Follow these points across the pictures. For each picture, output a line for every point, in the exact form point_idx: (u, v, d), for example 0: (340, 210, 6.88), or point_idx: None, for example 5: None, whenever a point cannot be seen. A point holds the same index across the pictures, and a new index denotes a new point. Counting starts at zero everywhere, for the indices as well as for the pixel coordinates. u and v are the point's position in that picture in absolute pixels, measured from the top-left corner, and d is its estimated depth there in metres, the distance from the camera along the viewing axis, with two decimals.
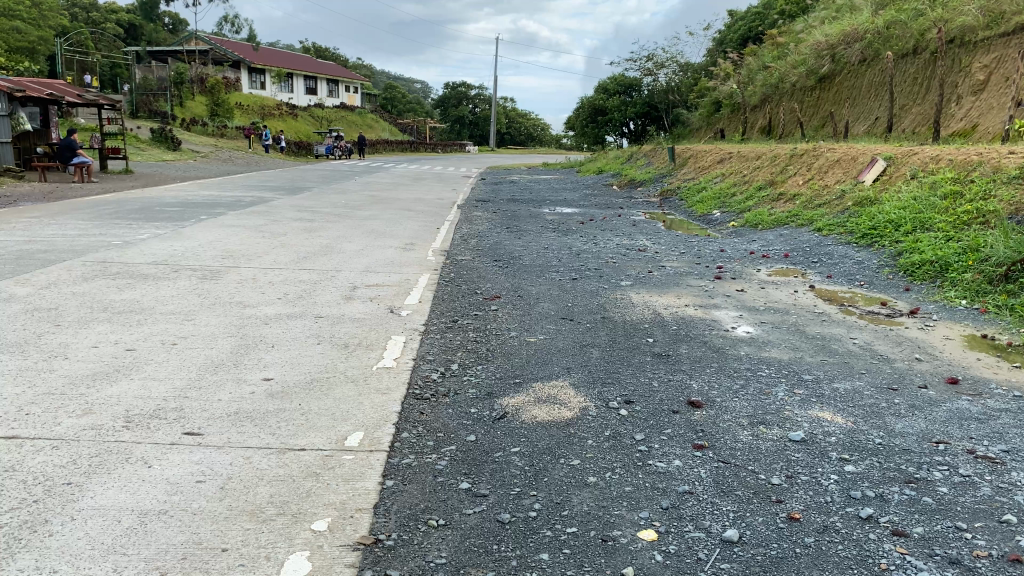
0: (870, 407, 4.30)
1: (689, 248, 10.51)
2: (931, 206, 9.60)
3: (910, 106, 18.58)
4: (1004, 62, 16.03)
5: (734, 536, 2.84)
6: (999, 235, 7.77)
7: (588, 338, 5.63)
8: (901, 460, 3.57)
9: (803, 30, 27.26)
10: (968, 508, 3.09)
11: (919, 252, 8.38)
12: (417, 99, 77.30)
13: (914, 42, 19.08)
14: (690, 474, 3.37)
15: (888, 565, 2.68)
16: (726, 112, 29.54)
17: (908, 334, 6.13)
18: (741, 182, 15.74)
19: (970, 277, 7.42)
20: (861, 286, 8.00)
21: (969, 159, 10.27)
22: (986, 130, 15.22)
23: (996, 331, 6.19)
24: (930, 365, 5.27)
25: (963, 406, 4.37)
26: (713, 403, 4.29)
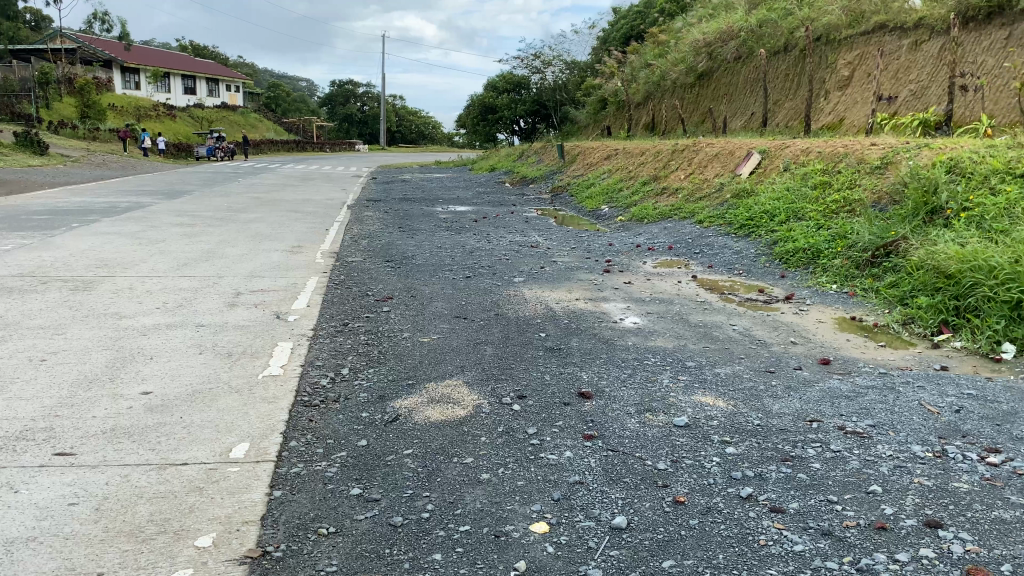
0: (749, 390, 4.51)
1: (580, 243, 10.72)
2: (802, 197, 10.11)
3: (782, 101, 19.59)
4: (866, 59, 17.04)
5: (623, 523, 2.91)
6: (863, 224, 8.26)
7: (480, 335, 5.66)
8: (777, 439, 3.74)
9: (683, 29, 28.06)
10: (838, 481, 3.28)
11: (792, 240, 8.82)
12: (303, 99, 75.77)
13: (785, 41, 20.04)
14: (581, 464, 3.45)
15: (767, 540, 2.81)
16: (612, 110, 30.23)
17: (784, 319, 6.45)
18: (627, 177, 16.16)
19: (839, 263, 7.85)
20: (740, 274, 8.35)
21: (835, 152, 10.86)
22: (852, 124, 16.24)
23: (863, 313, 6.59)
24: (803, 347, 5.56)
25: (834, 385, 4.64)
26: (603, 393, 4.39)
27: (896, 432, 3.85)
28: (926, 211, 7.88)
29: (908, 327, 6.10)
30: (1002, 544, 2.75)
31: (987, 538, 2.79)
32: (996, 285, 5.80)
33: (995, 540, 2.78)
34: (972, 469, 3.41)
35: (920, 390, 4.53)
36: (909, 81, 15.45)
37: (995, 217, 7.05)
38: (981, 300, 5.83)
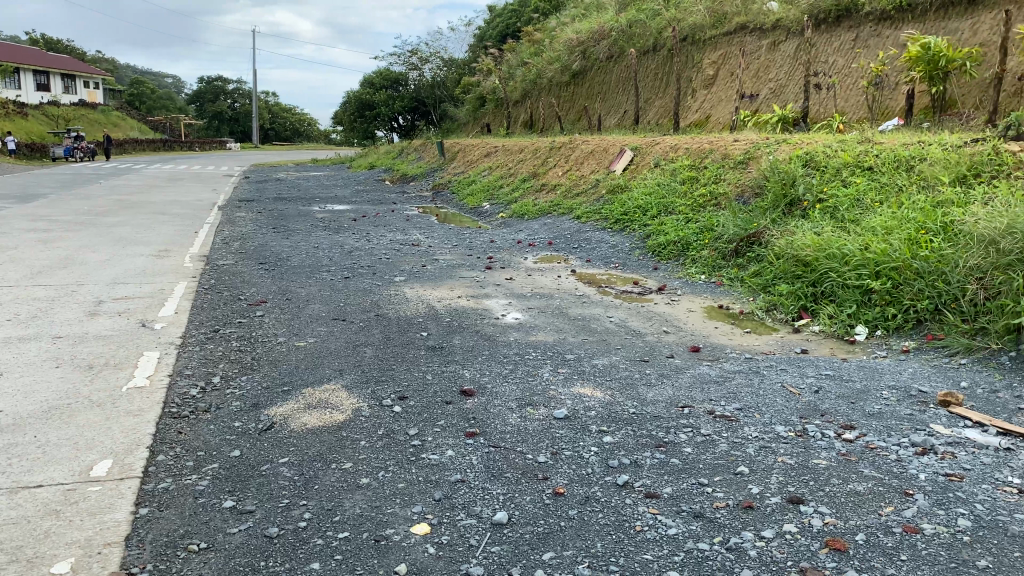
0: (626, 379, 4.63)
1: (461, 240, 10.72)
2: (672, 191, 10.47)
3: (652, 99, 20.24)
4: (729, 59, 17.81)
5: (504, 518, 2.93)
6: (729, 216, 8.63)
7: (360, 337, 5.57)
8: (652, 426, 3.86)
9: (557, 27, 28.46)
10: (708, 464, 3.41)
11: (664, 233, 9.12)
12: (170, 96, 72.41)
13: (654, 40, 20.68)
14: (462, 462, 3.44)
15: (642, 526, 2.89)
16: (491, 107, 30.40)
17: (657, 309, 6.67)
18: (506, 174, 16.29)
19: (707, 254, 8.17)
20: (616, 268, 8.56)
21: (702, 147, 11.32)
22: (718, 120, 16.97)
23: (731, 301, 6.89)
24: (676, 336, 5.76)
25: (705, 371, 4.83)
26: (484, 390, 4.41)
27: (761, 414, 4.05)
28: (785, 203, 8.32)
29: (771, 313, 6.42)
30: (856, 514, 2.93)
31: (843, 511, 2.97)
32: (848, 271, 6.19)
33: (850, 511, 2.96)
34: (829, 445, 3.62)
35: (783, 373, 4.78)
36: (768, 80, 16.25)
37: (846, 207, 7.52)
38: (835, 286, 6.21)
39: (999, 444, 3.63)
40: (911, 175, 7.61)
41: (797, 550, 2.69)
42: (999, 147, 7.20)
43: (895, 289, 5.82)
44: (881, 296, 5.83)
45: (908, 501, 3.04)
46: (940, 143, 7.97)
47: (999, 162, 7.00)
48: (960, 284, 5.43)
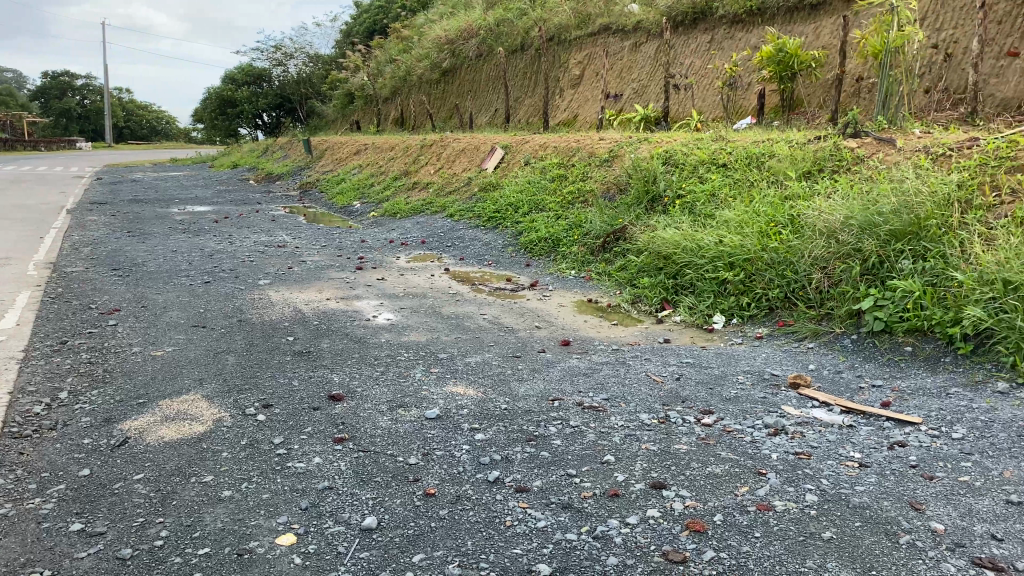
0: (497, 375, 4.67)
1: (330, 241, 10.50)
2: (542, 188, 10.63)
3: (521, 97, 20.50)
4: (594, 59, 18.26)
5: (373, 523, 2.89)
6: (596, 213, 8.84)
7: (222, 344, 5.36)
8: (523, 421, 3.90)
9: (424, 25, 28.22)
10: (576, 455, 3.48)
11: (535, 230, 9.23)
12: (10, 91, 67.34)
13: (521, 39, 20.89)
14: (331, 469, 3.37)
15: (512, 521, 2.91)
16: (360, 104, 29.92)
17: (529, 305, 6.76)
18: (377, 172, 16.09)
19: (577, 250, 8.34)
20: (489, 265, 8.61)
21: (569, 145, 11.55)
22: (585, 120, 17.41)
23: (600, 295, 7.06)
24: (547, 331, 5.85)
25: (574, 364, 4.93)
26: (354, 394, 4.33)
27: (627, 404, 4.17)
28: (648, 199, 8.62)
29: (637, 305, 6.63)
30: (715, 496, 3.07)
31: (703, 492, 3.10)
32: (707, 264, 6.46)
33: (709, 493, 3.09)
34: (690, 430, 3.77)
35: (648, 362, 4.95)
36: (631, 80, 16.76)
37: (703, 203, 7.86)
38: (695, 279, 6.47)
39: (843, 421, 3.89)
40: (761, 171, 8.01)
41: (660, 534, 2.79)
42: (839, 143, 7.67)
43: (749, 279, 6.13)
44: (736, 286, 6.13)
45: (761, 480, 3.21)
46: (787, 141, 8.43)
47: (839, 157, 7.47)
48: (806, 273, 5.78)
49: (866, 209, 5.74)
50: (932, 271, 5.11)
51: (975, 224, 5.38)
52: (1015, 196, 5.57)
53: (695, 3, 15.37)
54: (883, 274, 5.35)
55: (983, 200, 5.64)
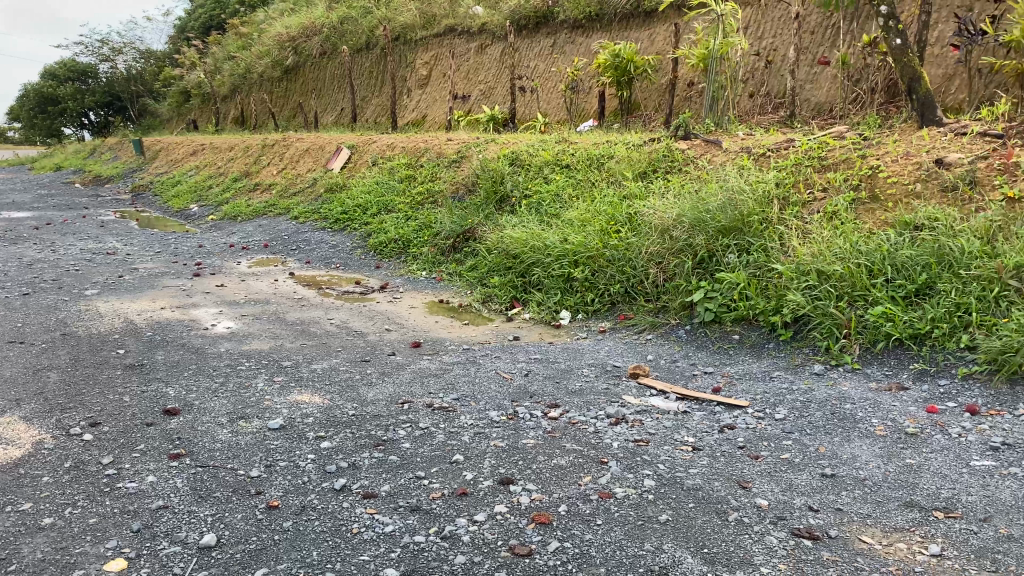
0: (345, 381, 4.58)
1: (166, 246, 9.96)
2: (390, 189, 10.53)
3: (368, 97, 20.25)
4: (440, 60, 18.30)
5: (212, 540, 2.77)
6: (445, 213, 8.86)
7: (43, 360, 4.97)
8: (371, 426, 3.86)
9: (265, 21, 27.27)
10: (425, 457, 3.48)
11: (384, 231, 9.14)
12: None
13: (365, 38, 20.59)
14: (165, 487, 3.21)
15: (359, 528, 2.88)
16: (197, 102, 28.59)
17: (379, 307, 6.69)
18: (217, 173, 15.41)
19: (427, 251, 8.32)
20: (337, 268, 8.44)
21: (417, 146, 11.51)
22: (434, 120, 17.45)
23: (451, 295, 7.08)
24: (397, 333, 5.81)
25: (424, 365, 4.93)
26: (191, 407, 4.13)
27: (476, 402, 4.21)
28: (496, 199, 8.73)
29: (486, 304, 6.70)
30: (560, 487, 3.15)
31: (548, 485, 3.18)
32: (553, 262, 6.62)
33: (554, 485, 3.18)
34: (537, 425, 3.86)
35: (497, 360, 5.01)
36: (478, 81, 16.93)
37: (549, 202, 8.05)
38: (541, 277, 6.61)
39: (679, 407, 4.10)
40: (601, 172, 8.28)
41: (507, 529, 2.83)
42: (672, 145, 8.05)
43: (592, 275, 6.33)
44: (580, 283, 6.31)
45: (603, 468, 3.32)
46: (624, 143, 8.74)
47: (672, 158, 7.84)
48: (644, 268, 6.03)
49: (697, 206, 6.06)
50: (756, 265, 5.48)
51: (792, 220, 5.81)
52: (827, 193, 6.06)
53: (537, 7, 15.69)
54: (713, 268, 5.69)
55: (798, 198, 6.10)
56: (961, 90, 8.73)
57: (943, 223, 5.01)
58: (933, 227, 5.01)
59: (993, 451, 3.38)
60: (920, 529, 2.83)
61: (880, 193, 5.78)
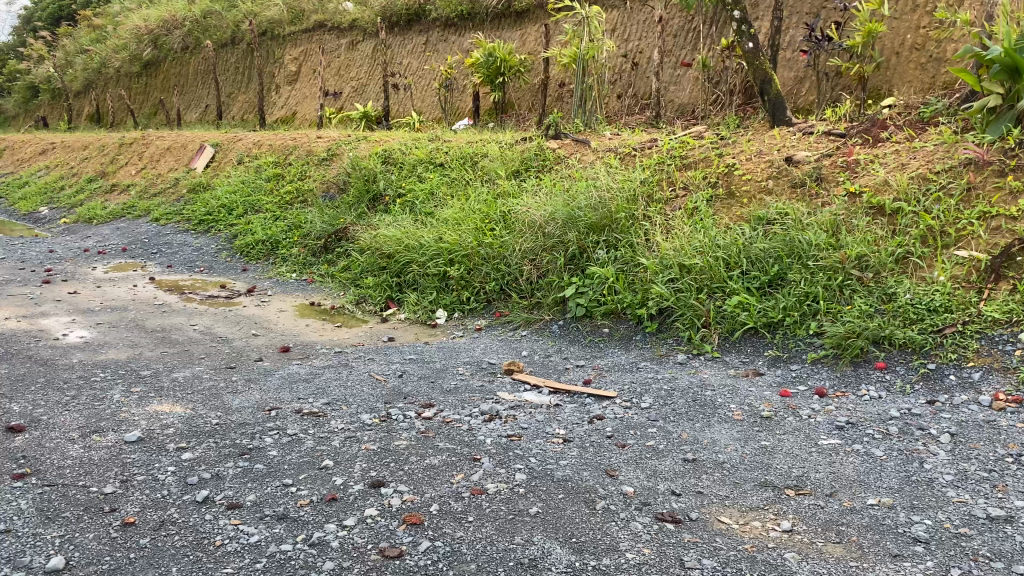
0: (209, 389, 4.40)
1: (11, 252, 9.28)
2: (258, 189, 10.20)
3: (235, 94, 19.56)
4: (310, 56, 17.88)
5: (61, 563, 2.61)
6: (315, 213, 8.66)
7: None
8: (236, 435, 3.73)
9: (121, 13, 25.85)
10: (293, 464, 3.39)
11: (252, 232, 8.85)
12: None
13: (231, 33, 19.87)
14: (9, 510, 2.99)
15: (222, 540, 2.77)
16: (47, 99, 26.80)
17: (246, 312, 6.46)
18: (69, 173, 14.49)
19: (297, 252, 8.10)
20: (201, 272, 8.10)
21: (285, 144, 11.20)
22: (304, 117, 17.05)
23: (322, 297, 6.93)
24: (265, 338, 5.63)
25: (293, 370, 4.80)
26: (38, 424, 3.87)
27: (348, 406, 4.14)
28: (368, 199, 8.61)
29: (360, 305, 6.60)
30: (432, 486, 3.15)
31: (420, 485, 3.17)
32: (426, 261, 6.59)
33: (425, 485, 3.17)
34: (410, 425, 3.83)
35: (370, 363, 4.94)
36: (350, 78, 16.66)
37: (422, 201, 8.01)
38: (415, 276, 6.57)
39: (551, 401, 4.17)
40: (475, 171, 8.32)
41: (377, 532, 2.80)
42: (543, 144, 8.16)
43: (466, 274, 6.34)
44: (455, 281, 6.31)
45: (475, 466, 3.34)
46: (496, 142, 8.80)
47: (543, 157, 7.96)
48: (517, 265, 6.09)
49: (567, 204, 6.18)
50: (623, 260, 5.65)
51: (657, 216, 6.02)
52: (689, 190, 6.30)
53: (409, 4, 15.57)
54: (584, 264, 5.82)
55: (662, 195, 6.32)
56: (811, 93, 9.27)
57: (792, 217, 5.31)
58: (784, 222, 5.31)
59: (839, 429, 3.61)
60: (773, 507, 2.99)
61: (737, 189, 6.07)
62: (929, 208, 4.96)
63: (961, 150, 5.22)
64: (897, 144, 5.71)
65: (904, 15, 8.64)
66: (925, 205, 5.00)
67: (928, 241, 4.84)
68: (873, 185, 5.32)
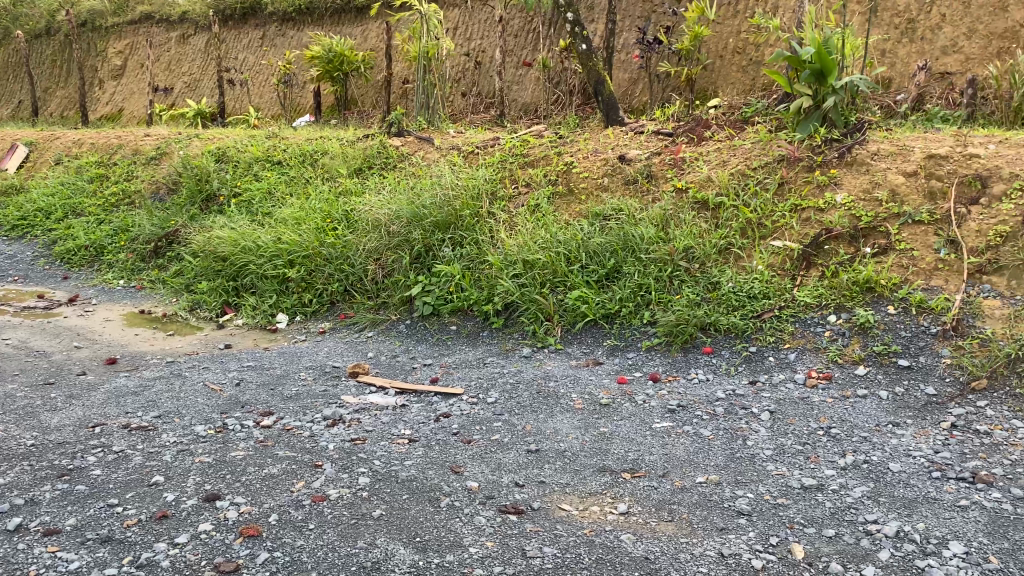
0: (23, 409, 4.07)
1: None
2: (78, 190, 9.50)
3: (52, 89, 18.15)
4: (136, 50, 16.87)
5: None
6: (144, 215, 8.18)
7: None
8: (54, 455, 3.47)
9: None
10: (119, 482, 3.19)
11: (72, 237, 8.24)
12: None
13: (45, 23, 18.41)
14: None
15: (38, 569, 2.57)
16: None
17: (67, 322, 6.02)
18: None
19: (124, 257, 7.61)
20: (15, 282, 7.47)
21: (109, 143, 10.50)
22: (132, 114, 16.06)
23: (153, 304, 6.56)
24: (89, 350, 5.27)
25: (120, 383, 4.52)
26: None
27: (181, 418, 3.94)
28: (201, 199, 8.23)
29: (195, 312, 6.30)
30: (270, 496, 3.05)
31: (258, 496, 3.06)
32: (265, 263, 6.37)
33: (264, 495, 3.06)
34: (248, 435, 3.70)
35: (206, 371, 4.73)
36: (181, 74, 15.85)
37: (260, 201, 7.74)
38: (254, 279, 6.34)
39: (397, 402, 4.14)
40: (315, 169, 8.12)
41: (211, 547, 2.68)
42: (385, 141, 8.08)
43: (308, 275, 6.17)
44: (296, 283, 6.14)
45: (317, 472, 3.27)
46: (337, 139, 8.64)
47: (386, 155, 7.88)
48: (361, 265, 5.99)
49: (410, 202, 6.14)
50: (468, 257, 5.69)
51: (500, 213, 6.10)
52: (530, 187, 6.43)
53: None
54: (429, 262, 5.82)
55: (505, 192, 6.41)
56: (645, 93, 9.66)
57: (626, 212, 5.54)
58: (619, 217, 5.52)
59: (671, 413, 3.80)
60: (611, 491, 3.11)
61: (575, 186, 6.25)
62: (748, 202, 5.31)
63: (775, 148, 5.60)
64: (720, 142, 6.06)
65: (726, 20, 9.17)
66: (744, 199, 5.34)
67: (748, 233, 5.17)
68: (698, 180, 5.63)
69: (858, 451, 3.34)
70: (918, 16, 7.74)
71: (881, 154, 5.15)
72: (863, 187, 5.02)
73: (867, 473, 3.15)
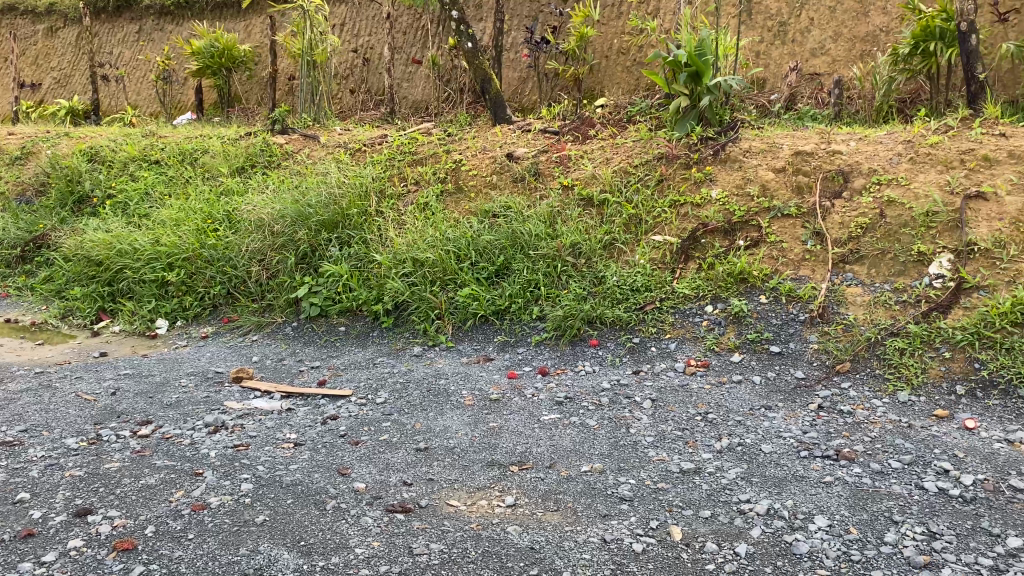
0: None
1: None
2: None
3: None
4: None
5: None
6: (8, 218, 7.71)
7: None
8: None
9: None
10: None
11: None
12: None
13: None
14: None
15: None
16: None
17: None
18: None
19: None
20: None
21: None
22: None
23: (20, 312, 6.20)
24: None
25: None
26: None
27: (50, 431, 3.74)
28: (73, 201, 7.83)
29: (66, 319, 5.99)
30: (147, 508, 2.94)
31: (133, 508, 2.95)
32: (142, 266, 6.11)
33: (140, 507, 2.95)
34: (123, 446, 3.55)
35: (78, 381, 4.51)
36: (50, 69, 15.00)
37: (136, 202, 7.43)
38: (131, 284, 6.08)
39: (282, 406, 4.06)
40: (195, 168, 7.85)
41: (81, 564, 2.57)
42: (268, 139, 7.89)
43: (188, 279, 5.97)
44: (176, 287, 5.93)
45: (197, 480, 3.17)
46: (219, 137, 8.37)
47: (269, 153, 7.69)
48: (245, 267, 5.83)
49: (295, 201, 6.02)
50: (356, 256, 5.63)
51: (388, 211, 6.06)
52: (418, 185, 6.41)
53: None
54: (316, 262, 5.73)
55: (393, 190, 6.37)
56: (534, 92, 9.78)
57: (514, 209, 5.60)
58: (507, 213, 5.57)
59: (558, 405, 3.88)
60: (498, 484, 3.14)
61: (464, 184, 6.28)
62: (630, 198, 5.47)
63: (655, 146, 5.79)
64: (603, 141, 6.21)
65: (611, 21, 9.38)
66: (626, 195, 5.50)
67: (631, 228, 5.32)
68: (583, 178, 5.75)
69: (733, 434, 3.49)
70: (789, 19, 8.14)
71: (753, 151, 5.40)
72: (736, 182, 5.25)
73: (741, 455, 3.31)
